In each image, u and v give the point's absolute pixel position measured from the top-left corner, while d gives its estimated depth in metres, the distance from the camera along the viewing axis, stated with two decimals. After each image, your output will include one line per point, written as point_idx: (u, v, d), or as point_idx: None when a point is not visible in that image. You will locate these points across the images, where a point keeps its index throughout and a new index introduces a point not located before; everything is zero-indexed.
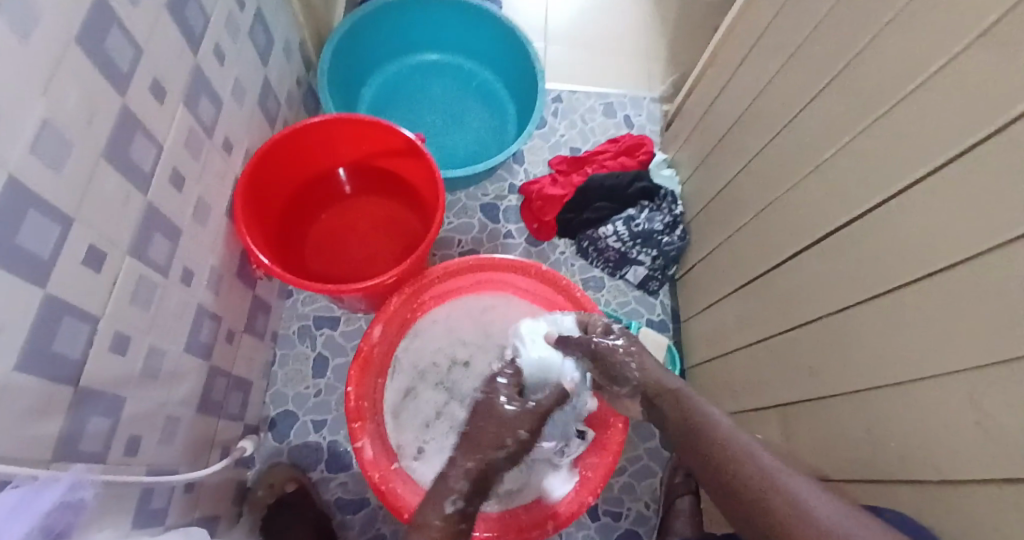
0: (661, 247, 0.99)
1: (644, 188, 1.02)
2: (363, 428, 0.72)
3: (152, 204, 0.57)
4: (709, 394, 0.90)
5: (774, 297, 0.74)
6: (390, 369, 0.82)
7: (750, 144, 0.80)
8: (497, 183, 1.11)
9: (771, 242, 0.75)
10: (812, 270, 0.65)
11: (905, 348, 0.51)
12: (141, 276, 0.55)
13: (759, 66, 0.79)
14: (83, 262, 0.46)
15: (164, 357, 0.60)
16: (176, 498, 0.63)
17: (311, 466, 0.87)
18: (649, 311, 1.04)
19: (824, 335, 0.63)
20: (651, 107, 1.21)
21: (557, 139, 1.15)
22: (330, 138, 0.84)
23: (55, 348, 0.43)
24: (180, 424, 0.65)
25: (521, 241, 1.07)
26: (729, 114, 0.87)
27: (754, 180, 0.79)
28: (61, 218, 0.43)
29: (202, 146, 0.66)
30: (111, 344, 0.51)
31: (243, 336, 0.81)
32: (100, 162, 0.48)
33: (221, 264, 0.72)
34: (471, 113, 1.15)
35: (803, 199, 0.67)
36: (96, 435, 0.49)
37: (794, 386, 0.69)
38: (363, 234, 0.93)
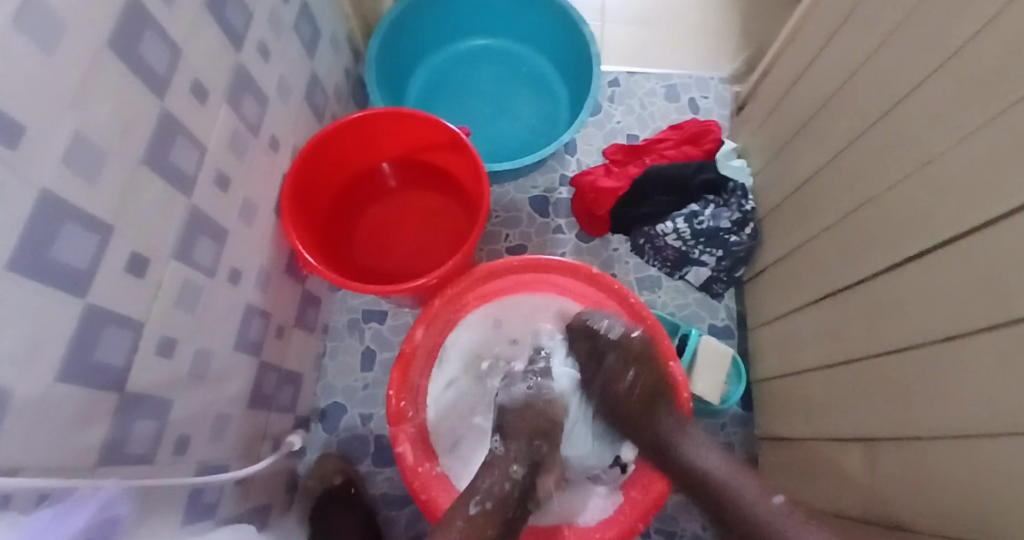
0: (728, 247, 0.91)
1: (708, 181, 0.93)
2: (404, 433, 0.71)
3: (198, 206, 0.56)
4: (779, 409, 0.83)
5: (863, 311, 0.64)
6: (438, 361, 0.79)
7: (838, 133, 0.70)
8: (547, 174, 1.05)
9: (860, 249, 0.65)
10: (913, 286, 0.56)
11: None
12: (188, 280, 0.55)
13: (851, 42, 0.68)
14: (124, 270, 0.46)
15: (213, 359, 0.61)
16: (226, 494, 0.64)
17: (359, 460, 0.88)
18: (711, 314, 0.98)
19: (926, 364, 0.54)
20: (719, 88, 1.10)
21: (613, 126, 1.08)
22: (376, 133, 0.82)
23: (96, 357, 0.44)
24: (231, 420, 0.65)
25: (571, 236, 1.02)
26: (814, 98, 0.76)
27: (842, 176, 0.69)
28: (100, 227, 0.43)
29: (247, 145, 0.65)
30: (155, 349, 0.51)
31: (293, 331, 0.82)
32: (139, 170, 0.47)
33: (270, 262, 0.72)
34: (523, 101, 1.09)
35: (903, 200, 0.57)
36: (142, 439, 0.50)
37: (882, 417, 0.60)
38: (411, 229, 0.91)
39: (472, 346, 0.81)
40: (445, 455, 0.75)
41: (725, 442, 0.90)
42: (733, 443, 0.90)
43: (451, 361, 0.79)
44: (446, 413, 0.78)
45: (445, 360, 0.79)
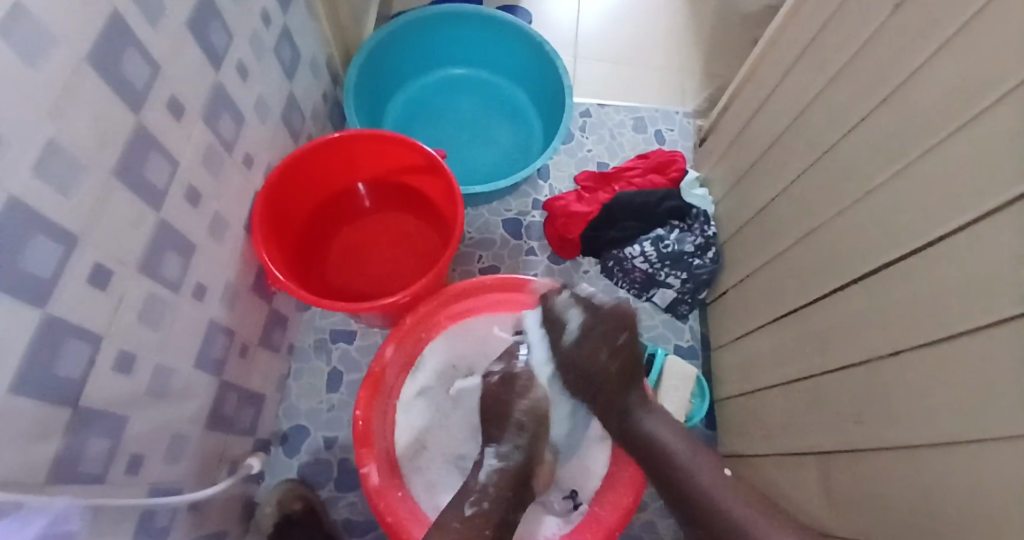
0: (692, 270, 0.93)
1: (673, 207, 0.97)
2: (370, 453, 0.70)
3: (167, 221, 0.56)
4: (742, 431, 0.83)
5: (815, 330, 0.67)
6: (415, 365, 0.79)
7: (792, 165, 0.75)
8: (521, 198, 1.08)
9: (810, 274, 0.69)
10: (859, 309, 0.60)
11: (967, 407, 0.45)
12: (151, 294, 0.54)
13: (803, 82, 0.73)
14: (88, 281, 0.46)
15: (173, 376, 0.59)
16: (181, 517, 0.62)
17: (321, 484, 0.85)
18: (677, 335, 0.99)
19: (872, 379, 0.57)
20: (684, 122, 1.15)
21: (584, 155, 1.12)
22: (352, 155, 0.84)
23: (55, 371, 0.43)
24: (188, 442, 0.63)
25: (543, 258, 1.04)
26: (767, 135, 0.82)
27: (794, 205, 0.73)
28: (66, 238, 0.43)
29: (221, 162, 0.65)
30: (115, 364, 0.50)
31: (258, 350, 0.80)
32: (110, 183, 0.47)
33: (237, 279, 0.71)
34: (496, 127, 1.13)
35: (849, 229, 0.62)
36: (96, 457, 0.48)
37: (832, 432, 0.62)
38: (383, 250, 0.92)
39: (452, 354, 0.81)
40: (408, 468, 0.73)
41: None
42: None
43: (428, 369, 0.79)
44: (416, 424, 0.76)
45: (421, 366, 0.79)
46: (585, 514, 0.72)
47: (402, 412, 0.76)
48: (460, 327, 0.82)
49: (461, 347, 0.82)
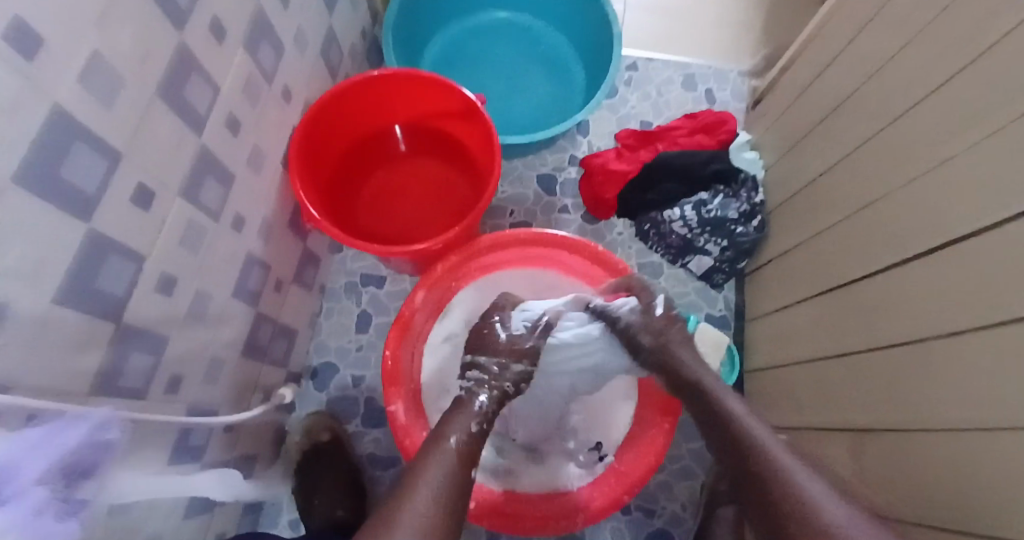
0: (733, 238, 0.90)
1: (719, 171, 0.92)
2: (397, 392, 0.71)
3: (207, 147, 0.55)
4: (770, 400, 0.82)
5: (862, 305, 0.64)
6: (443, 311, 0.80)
7: (856, 131, 0.69)
8: (558, 152, 1.05)
9: (863, 247, 0.65)
10: (911, 287, 0.56)
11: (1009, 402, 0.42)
12: (191, 219, 0.54)
13: (875, 38, 0.67)
14: (130, 200, 0.46)
15: (211, 302, 0.60)
16: (216, 437, 0.64)
17: (348, 419, 0.88)
18: (710, 304, 0.97)
19: (917, 361, 0.54)
20: (737, 82, 1.09)
21: (627, 111, 1.07)
22: (390, 94, 0.81)
23: (98, 284, 0.44)
24: (224, 367, 0.65)
25: (576, 217, 1.01)
26: (832, 95, 0.76)
27: (853, 173, 0.69)
28: (108, 153, 0.42)
29: (260, 92, 0.64)
30: (156, 284, 0.51)
31: (291, 287, 0.81)
32: (151, 102, 0.46)
33: (273, 214, 0.71)
34: (537, 77, 1.08)
35: (910, 202, 0.58)
36: (138, 372, 0.50)
37: (867, 407, 0.60)
38: (416, 195, 0.91)
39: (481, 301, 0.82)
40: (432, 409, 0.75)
41: None
42: None
43: (455, 317, 0.79)
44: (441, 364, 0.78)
45: (449, 312, 0.79)
46: (605, 466, 0.73)
47: (429, 354, 0.78)
48: (488, 279, 0.82)
49: (491, 298, 0.83)
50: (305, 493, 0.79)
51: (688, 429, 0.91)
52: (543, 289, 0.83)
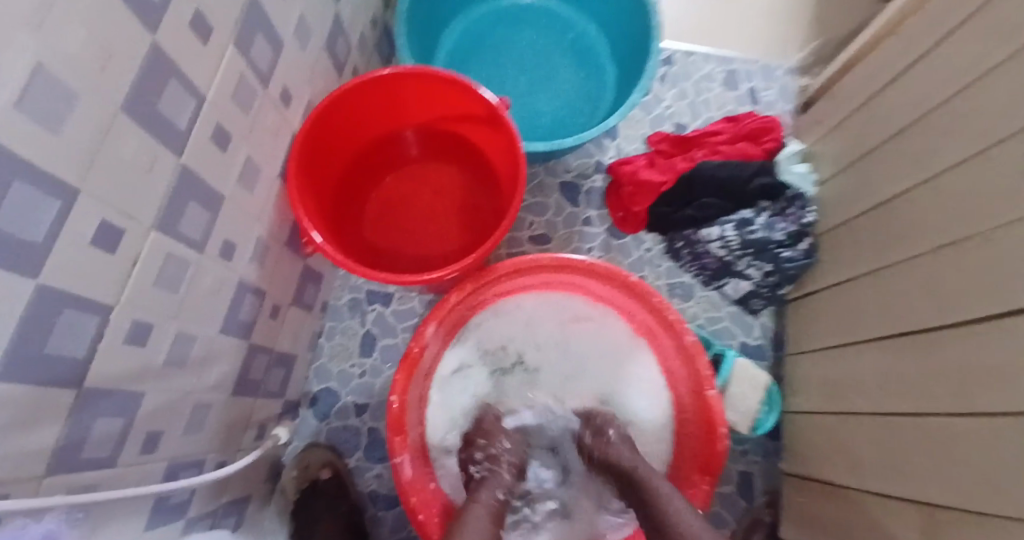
0: (778, 262, 0.82)
1: (765, 185, 0.83)
2: (404, 442, 0.62)
3: (189, 166, 0.47)
4: (816, 451, 0.73)
5: (938, 360, 0.56)
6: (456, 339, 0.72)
7: (943, 156, 0.60)
8: (582, 158, 0.96)
9: (952, 297, 0.56)
10: (1018, 350, 0.47)
11: None
12: (171, 254, 0.46)
13: (970, 48, 0.57)
14: (90, 242, 0.37)
15: (195, 343, 0.52)
16: (201, 489, 0.57)
17: (349, 452, 0.80)
18: (744, 332, 0.90)
19: (1020, 441, 0.46)
20: (785, 81, 0.99)
21: (661, 112, 0.97)
22: (399, 95, 0.72)
23: (48, 349, 0.36)
24: (211, 410, 0.57)
25: (601, 230, 0.93)
26: (908, 106, 0.66)
27: (940, 204, 0.59)
28: (62, 190, 0.34)
29: (254, 97, 0.55)
30: (127, 336, 0.43)
31: (290, 309, 0.73)
32: (116, 122, 0.38)
33: (269, 233, 0.63)
34: (562, 72, 0.98)
35: (1020, 247, 0.49)
36: (104, 439, 0.42)
37: (947, 484, 0.52)
38: (425, 206, 0.82)
39: (497, 332, 0.74)
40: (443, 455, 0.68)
41: (743, 473, 0.81)
42: (752, 474, 0.81)
43: (470, 345, 0.72)
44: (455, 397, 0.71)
45: (464, 339, 0.72)
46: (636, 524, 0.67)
47: (436, 391, 0.70)
48: (508, 304, 0.74)
49: (511, 325, 0.75)
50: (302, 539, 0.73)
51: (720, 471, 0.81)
52: (572, 318, 0.75)
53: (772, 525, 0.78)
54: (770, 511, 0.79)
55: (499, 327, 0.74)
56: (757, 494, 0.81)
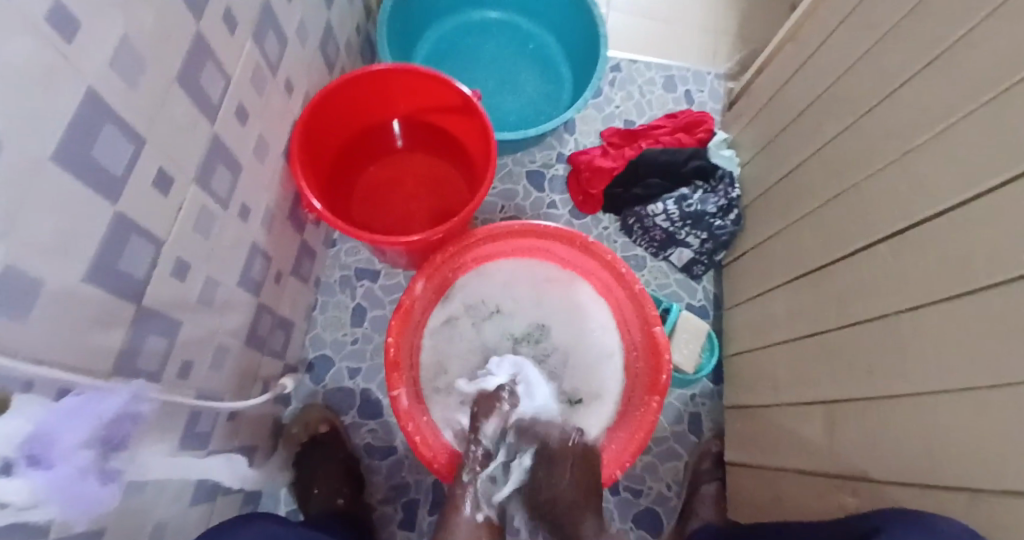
0: (712, 231, 0.96)
1: (699, 167, 0.98)
2: (400, 378, 0.73)
3: (218, 135, 0.56)
4: (750, 383, 0.87)
5: (832, 290, 0.70)
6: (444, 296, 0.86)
7: (828, 129, 0.75)
8: (545, 150, 1.08)
9: (837, 237, 0.70)
10: (883, 266, 0.61)
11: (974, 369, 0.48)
12: (204, 207, 0.55)
13: (846, 44, 0.73)
14: (151, 184, 0.47)
15: (219, 289, 0.61)
16: (220, 424, 0.65)
17: (345, 410, 0.89)
18: (689, 295, 1.03)
19: (888, 335, 0.59)
20: (715, 84, 1.15)
21: (612, 110, 1.12)
22: (387, 89, 0.83)
23: (121, 266, 0.44)
24: (229, 354, 0.66)
25: (564, 213, 1.05)
26: (806, 94, 0.82)
27: (825, 167, 0.74)
28: (133, 136, 0.43)
29: (265, 83, 0.65)
30: (172, 270, 0.52)
31: (290, 278, 0.82)
32: (170, 88, 0.47)
33: (275, 205, 0.72)
34: (524, 76, 1.12)
35: (881, 190, 0.63)
36: (154, 354, 0.50)
37: (840, 382, 0.66)
38: (409, 189, 0.94)
39: (476, 290, 0.88)
40: (430, 392, 0.83)
41: (693, 413, 0.96)
42: (701, 414, 0.96)
43: (456, 301, 0.87)
44: (438, 343, 0.86)
45: (451, 296, 0.86)
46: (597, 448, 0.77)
47: (429, 335, 0.85)
48: (487, 267, 0.87)
49: (491, 287, 0.88)
50: (305, 483, 0.82)
51: (672, 412, 0.96)
52: (542, 282, 0.88)
53: (719, 454, 0.92)
54: (717, 442, 0.93)
55: (482, 288, 0.88)
56: (705, 431, 0.95)
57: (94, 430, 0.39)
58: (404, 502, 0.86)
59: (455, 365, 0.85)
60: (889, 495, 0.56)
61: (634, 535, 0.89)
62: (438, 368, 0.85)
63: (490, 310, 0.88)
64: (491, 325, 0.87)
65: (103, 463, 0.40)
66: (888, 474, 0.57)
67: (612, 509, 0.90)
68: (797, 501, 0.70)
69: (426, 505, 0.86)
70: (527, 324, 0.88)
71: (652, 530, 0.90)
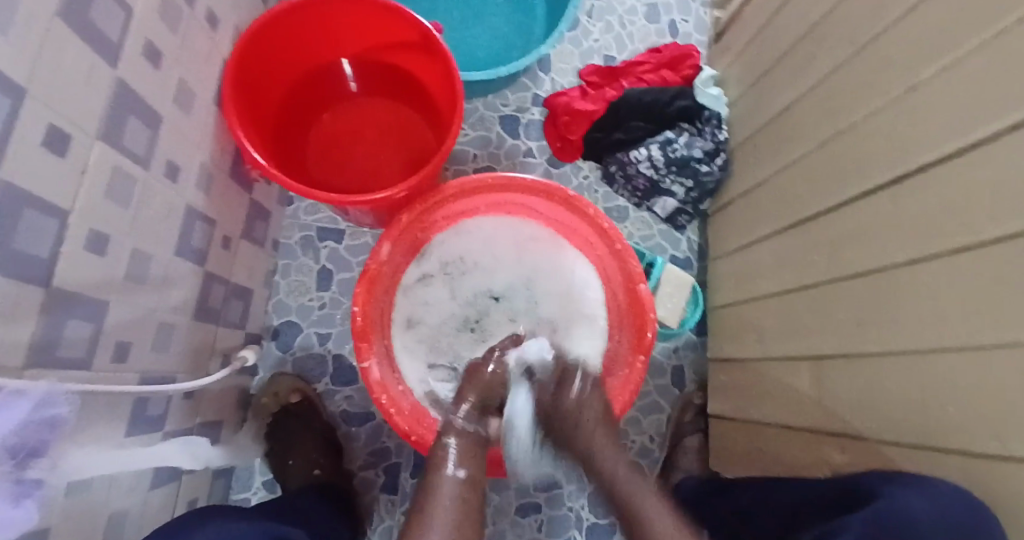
0: (698, 177, 0.90)
1: (684, 108, 0.91)
2: (369, 348, 0.69)
3: (124, 81, 0.47)
4: (735, 335, 0.85)
5: (823, 238, 0.66)
6: (422, 252, 0.81)
7: (823, 62, 0.68)
8: (520, 92, 1.00)
9: (829, 181, 0.66)
10: (880, 214, 0.57)
11: (975, 328, 0.44)
12: (117, 168, 0.48)
13: None
14: (42, 145, 0.39)
15: (151, 262, 0.54)
16: (175, 406, 0.60)
17: (316, 378, 0.85)
18: (673, 246, 0.99)
19: (881, 288, 0.56)
20: (701, 12, 1.06)
21: (590, 45, 1.02)
22: (333, 23, 0.73)
23: (16, 245, 0.37)
24: (175, 331, 0.60)
25: (542, 161, 0.98)
26: (798, 22, 0.74)
27: (820, 103, 0.68)
28: (10, 89, 0.35)
29: (181, 17, 0.55)
30: (86, 243, 0.45)
31: (242, 244, 0.75)
32: (52, 25, 0.38)
33: (213, 162, 0.64)
34: (493, 6, 1.00)
35: (881, 127, 0.58)
36: (76, 341, 0.44)
37: (830, 335, 0.63)
38: (369, 140, 0.86)
39: (454, 248, 0.83)
40: (403, 356, 0.78)
41: (676, 366, 0.95)
42: (684, 366, 0.95)
43: (433, 257, 0.81)
44: (410, 303, 0.81)
45: (427, 254, 0.81)
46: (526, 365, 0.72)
47: (402, 295, 0.80)
48: (463, 223, 0.81)
49: (469, 244, 0.83)
50: (278, 454, 0.79)
51: (654, 367, 0.95)
52: (523, 238, 0.83)
53: (701, 405, 0.92)
54: (700, 395, 0.93)
55: (460, 245, 0.83)
56: (688, 383, 0.95)
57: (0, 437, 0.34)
58: (386, 467, 0.84)
59: (430, 319, 0.82)
60: (883, 452, 0.55)
61: None
62: (409, 321, 0.81)
63: (468, 266, 0.83)
64: (467, 283, 0.83)
65: (16, 477, 0.35)
66: (880, 432, 0.56)
67: None
68: (781, 454, 0.70)
69: (407, 469, 0.84)
70: (507, 284, 0.84)
71: None
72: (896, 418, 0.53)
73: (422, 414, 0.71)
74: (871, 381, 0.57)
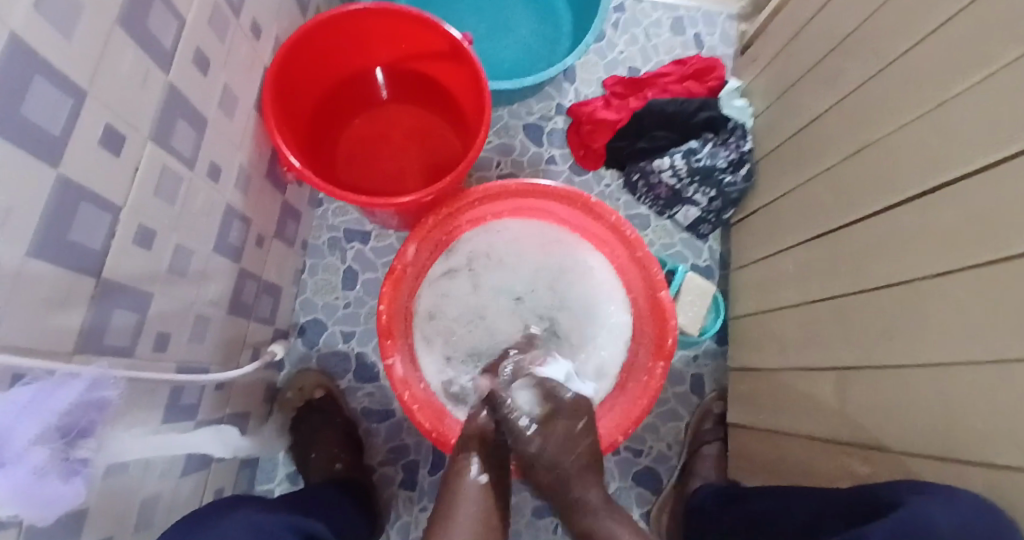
0: (722, 188, 0.90)
1: (709, 118, 0.91)
2: (394, 346, 0.70)
3: (175, 86, 0.50)
4: (756, 345, 0.84)
5: (848, 251, 0.66)
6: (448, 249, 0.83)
7: (850, 75, 0.68)
8: (544, 100, 1.01)
9: (853, 196, 0.66)
10: (909, 228, 0.57)
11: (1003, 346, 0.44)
12: (165, 167, 0.50)
13: None
14: (99, 144, 0.41)
15: (192, 257, 0.57)
16: (207, 395, 0.62)
17: (339, 375, 0.87)
18: (694, 255, 0.99)
19: (908, 303, 0.56)
20: (727, 25, 1.06)
21: (615, 56, 1.04)
22: (368, 33, 0.76)
23: (73, 238, 0.40)
24: (210, 325, 0.63)
25: (564, 168, 1.00)
26: (827, 35, 0.74)
27: (847, 117, 0.68)
28: (71, 90, 0.37)
29: (228, 26, 0.58)
30: (134, 238, 0.47)
31: (274, 242, 0.78)
32: (114, 33, 0.41)
33: (250, 163, 0.67)
34: (520, 17, 1.02)
35: (910, 141, 0.57)
36: (122, 329, 0.47)
37: (854, 348, 0.63)
38: (397, 145, 0.88)
39: (478, 248, 0.84)
40: (424, 353, 0.80)
41: (695, 374, 0.94)
42: (703, 375, 0.94)
43: (461, 254, 0.83)
44: (435, 299, 0.82)
45: (454, 250, 0.83)
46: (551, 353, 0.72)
47: (427, 289, 0.82)
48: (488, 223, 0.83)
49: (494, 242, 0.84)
50: (300, 447, 0.81)
51: (673, 374, 0.94)
52: (547, 241, 0.84)
53: (720, 414, 0.91)
54: (719, 403, 0.92)
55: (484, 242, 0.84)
56: (707, 391, 0.94)
57: (52, 420, 0.36)
58: (404, 464, 0.85)
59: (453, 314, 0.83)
60: (907, 465, 0.54)
61: (634, 494, 0.89)
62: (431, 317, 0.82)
63: (493, 263, 0.84)
64: (490, 281, 0.84)
65: (65, 454, 0.38)
66: (905, 445, 0.55)
67: (613, 469, 0.90)
68: (799, 461, 0.69)
69: (425, 467, 0.85)
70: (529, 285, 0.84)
71: (652, 489, 0.90)
72: (922, 433, 0.52)
73: (441, 410, 0.72)
74: (895, 394, 0.56)
